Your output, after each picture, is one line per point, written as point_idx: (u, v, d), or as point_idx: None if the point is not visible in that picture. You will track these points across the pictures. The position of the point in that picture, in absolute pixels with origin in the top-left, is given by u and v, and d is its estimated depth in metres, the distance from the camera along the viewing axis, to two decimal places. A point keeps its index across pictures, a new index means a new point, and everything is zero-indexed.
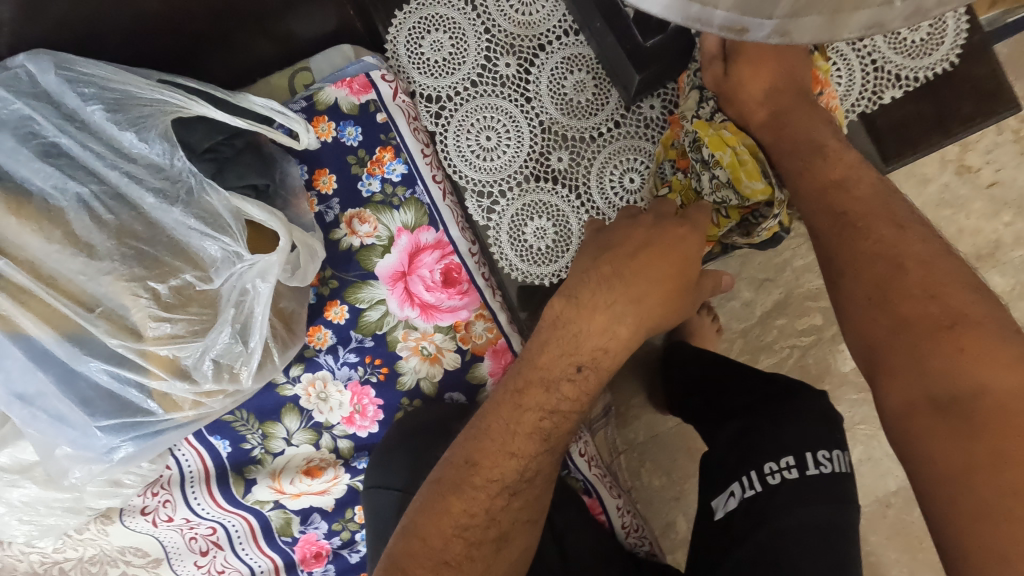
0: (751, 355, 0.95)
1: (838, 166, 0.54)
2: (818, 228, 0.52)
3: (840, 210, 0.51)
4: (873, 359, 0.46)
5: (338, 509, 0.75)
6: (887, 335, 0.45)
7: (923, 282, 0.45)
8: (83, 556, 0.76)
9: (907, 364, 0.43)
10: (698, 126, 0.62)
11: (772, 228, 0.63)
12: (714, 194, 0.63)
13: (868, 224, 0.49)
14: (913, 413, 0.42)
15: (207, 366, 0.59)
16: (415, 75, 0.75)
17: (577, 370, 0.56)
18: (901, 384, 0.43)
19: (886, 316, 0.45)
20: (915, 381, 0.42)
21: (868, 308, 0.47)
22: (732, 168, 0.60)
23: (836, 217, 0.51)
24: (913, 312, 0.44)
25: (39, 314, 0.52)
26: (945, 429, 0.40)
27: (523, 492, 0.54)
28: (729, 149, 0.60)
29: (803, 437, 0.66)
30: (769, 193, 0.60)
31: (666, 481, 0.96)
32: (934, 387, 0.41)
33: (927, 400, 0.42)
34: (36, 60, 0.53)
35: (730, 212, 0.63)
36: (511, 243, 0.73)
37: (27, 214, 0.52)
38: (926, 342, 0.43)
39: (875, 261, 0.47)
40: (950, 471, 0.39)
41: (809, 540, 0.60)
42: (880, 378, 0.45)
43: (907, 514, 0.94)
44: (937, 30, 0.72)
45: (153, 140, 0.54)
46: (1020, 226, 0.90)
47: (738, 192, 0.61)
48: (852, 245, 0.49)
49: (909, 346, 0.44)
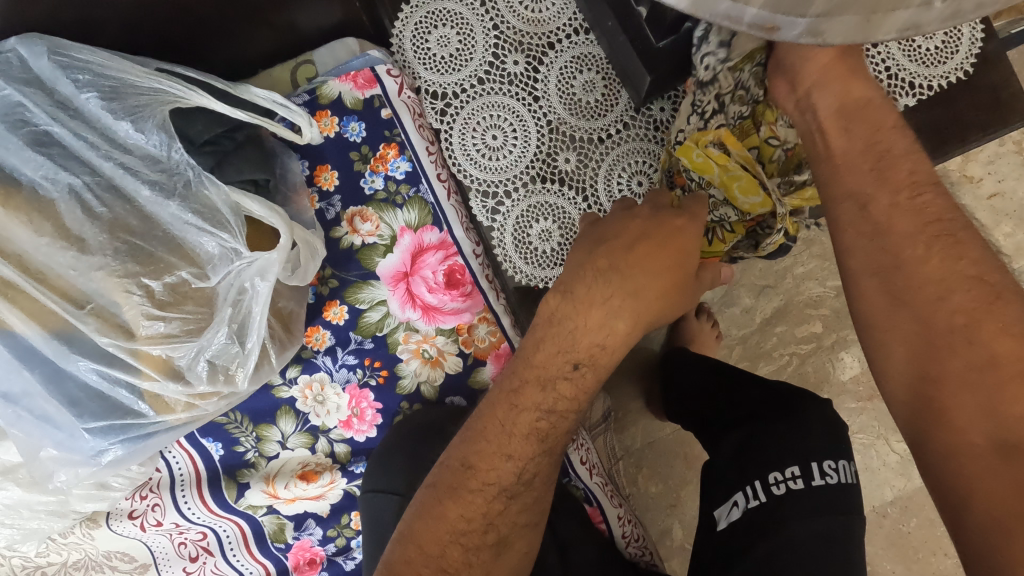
0: (750, 361, 0.94)
1: (922, 165, 0.49)
2: (894, 229, 0.47)
3: (937, 216, 0.46)
4: (925, 391, 0.43)
5: (333, 515, 0.73)
6: (957, 368, 0.42)
7: (1010, 319, 0.42)
8: (67, 561, 0.73)
9: (971, 405, 0.41)
10: (682, 150, 0.61)
11: (778, 240, 0.62)
12: (714, 211, 0.63)
13: (967, 242, 0.45)
14: (969, 456, 0.40)
15: (201, 366, 0.57)
16: (421, 71, 0.73)
17: (572, 368, 0.53)
18: (960, 426, 0.41)
19: (969, 350, 0.42)
20: (977, 424, 0.40)
21: (938, 338, 0.43)
22: (727, 185, 0.60)
23: (926, 224, 0.46)
24: (1006, 352, 0.41)
25: (28, 310, 0.50)
26: (1003, 476, 0.38)
27: (521, 496, 0.52)
28: (718, 168, 0.60)
29: (806, 446, 0.65)
30: (769, 205, 0.59)
31: (663, 487, 0.95)
32: (1001, 432, 0.39)
33: (989, 445, 0.39)
34: (28, 43, 0.51)
35: (735, 227, 0.63)
36: (516, 246, 0.70)
37: (15, 205, 0.49)
38: (1010, 386, 0.40)
39: (971, 284, 0.44)
40: (1002, 518, 0.37)
41: (817, 552, 0.58)
42: (930, 415, 0.43)
43: (903, 524, 0.93)
44: (951, 38, 0.71)
45: (149, 131, 0.53)
46: (1020, 237, 0.89)
47: (736, 208, 0.62)
48: (941, 263, 0.45)
49: (982, 384, 0.41)
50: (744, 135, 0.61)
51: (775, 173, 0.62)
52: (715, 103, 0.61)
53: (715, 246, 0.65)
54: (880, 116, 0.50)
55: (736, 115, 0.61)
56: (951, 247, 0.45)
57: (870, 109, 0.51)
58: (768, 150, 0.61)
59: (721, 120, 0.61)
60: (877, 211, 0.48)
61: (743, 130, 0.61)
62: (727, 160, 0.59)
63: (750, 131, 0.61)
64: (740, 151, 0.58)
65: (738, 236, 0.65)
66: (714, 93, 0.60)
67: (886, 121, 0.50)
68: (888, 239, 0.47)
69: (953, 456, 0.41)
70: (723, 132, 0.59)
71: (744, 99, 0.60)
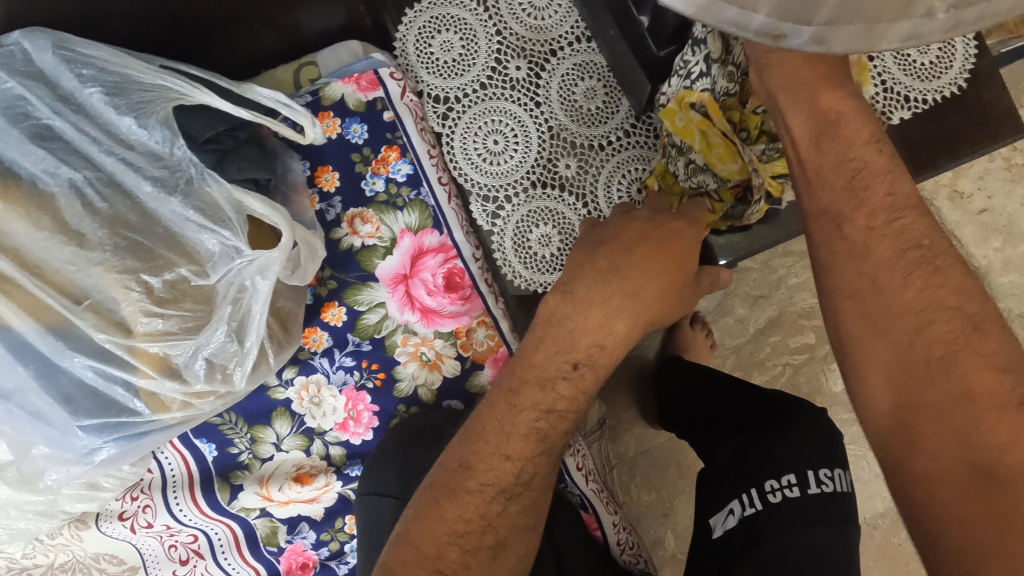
0: (744, 371, 0.94)
1: (901, 185, 0.46)
2: (872, 253, 0.45)
3: (917, 241, 0.44)
4: (901, 417, 0.41)
5: (328, 518, 0.72)
6: (934, 398, 0.40)
7: (988, 352, 0.40)
8: (54, 563, 0.72)
9: (944, 430, 0.39)
10: (665, 114, 0.61)
11: (762, 208, 0.62)
12: (691, 179, 0.62)
13: (947, 268, 0.43)
14: (941, 483, 0.38)
15: (198, 365, 0.56)
16: (423, 75, 0.73)
17: (572, 367, 0.53)
18: (933, 452, 0.39)
19: (946, 380, 0.40)
20: (951, 451, 0.38)
21: (915, 367, 0.41)
22: (705, 152, 0.59)
23: (904, 250, 0.44)
24: (982, 384, 0.39)
25: (23, 305, 0.50)
26: (979, 500, 0.36)
27: (520, 497, 0.51)
28: (699, 135, 0.59)
29: (802, 454, 0.64)
30: (747, 172, 0.58)
31: (655, 496, 0.94)
32: (976, 457, 0.37)
33: (964, 472, 0.37)
34: (32, 38, 0.51)
35: (722, 195, 0.62)
36: (515, 250, 0.70)
37: (14, 199, 0.48)
38: (986, 416, 0.38)
39: (951, 315, 0.41)
40: (979, 553, 0.35)
41: (811, 561, 0.58)
42: (902, 438, 0.41)
43: (894, 535, 0.93)
44: (945, 54, 0.73)
45: (153, 127, 0.52)
46: (1009, 251, 0.91)
47: (716, 175, 0.60)
48: (924, 291, 0.42)
49: (958, 413, 0.39)
50: (728, 112, 0.59)
51: (761, 139, 0.61)
52: (702, 65, 0.59)
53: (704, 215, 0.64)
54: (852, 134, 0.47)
55: (723, 91, 0.58)
56: (929, 274, 0.43)
57: (851, 124, 0.47)
58: (753, 122, 0.60)
59: (708, 83, 0.59)
60: (855, 232, 0.46)
61: (729, 105, 0.59)
62: (708, 126, 0.58)
63: (734, 108, 0.59)
64: (720, 119, 0.57)
65: (726, 205, 0.63)
66: (702, 54, 0.58)
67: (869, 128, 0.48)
68: (866, 263, 0.45)
69: (927, 482, 0.39)
70: (706, 95, 0.58)
71: (733, 75, 0.57)
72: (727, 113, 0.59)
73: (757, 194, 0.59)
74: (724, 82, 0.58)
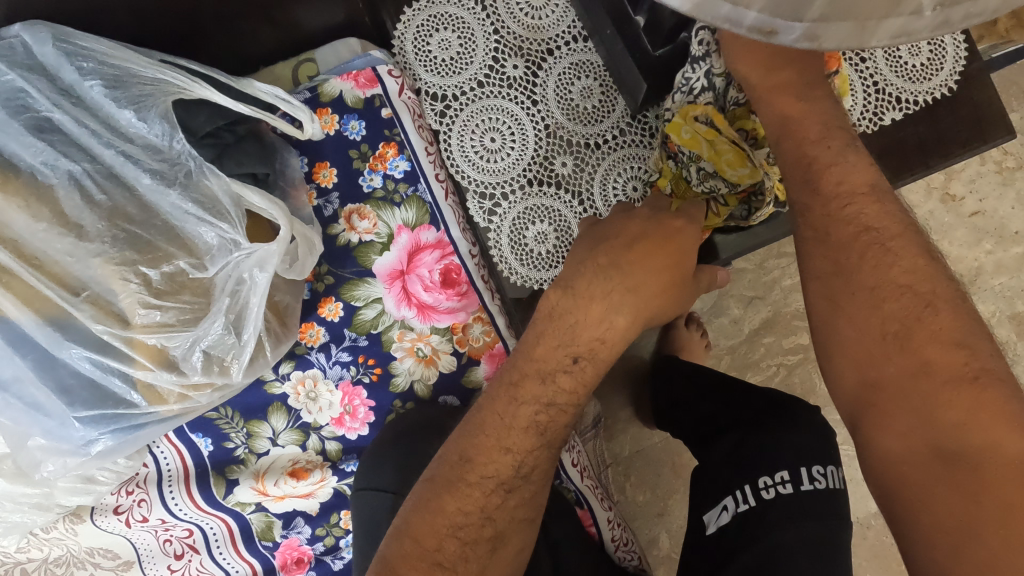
0: (739, 371, 0.95)
1: (853, 173, 0.47)
2: (831, 237, 0.46)
3: (865, 226, 0.45)
4: (869, 398, 0.43)
5: (323, 513, 0.72)
6: (893, 375, 0.42)
7: (940, 329, 0.41)
8: (48, 557, 0.72)
9: (908, 410, 0.41)
10: (671, 127, 0.61)
11: (770, 211, 0.62)
12: (702, 185, 0.62)
13: (900, 249, 0.44)
14: (906, 463, 0.40)
15: (196, 357, 0.56)
16: (421, 73, 0.74)
17: (572, 361, 0.54)
18: (899, 432, 0.41)
19: (903, 357, 0.42)
20: (915, 431, 0.40)
21: (876, 349, 0.43)
22: (714, 161, 0.59)
23: (858, 232, 0.45)
24: (938, 359, 0.40)
25: (21, 296, 0.50)
26: (944, 480, 0.38)
27: (519, 490, 0.52)
28: (706, 144, 0.59)
29: (795, 452, 0.65)
30: (757, 177, 0.59)
31: (650, 496, 0.95)
32: (937, 438, 0.39)
33: (928, 452, 0.39)
34: (32, 30, 0.51)
35: (728, 199, 0.62)
36: (512, 247, 0.70)
37: (14, 191, 0.49)
38: (943, 396, 0.40)
39: (902, 292, 0.43)
40: (946, 531, 0.37)
41: (802, 555, 0.58)
42: (871, 419, 0.42)
43: (886, 536, 0.93)
44: (936, 56, 0.74)
45: (152, 120, 0.53)
46: (1001, 254, 0.92)
47: (726, 181, 0.60)
48: (876, 271, 0.44)
49: (918, 392, 0.41)
50: (738, 121, 0.60)
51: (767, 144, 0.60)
52: (703, 80, 0.60)
53: (710, 221, 0.64)
54: (812, 128, 0.49)
55: (732, 102, 0.60)
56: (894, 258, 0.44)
57: (803, 122, 0.49)
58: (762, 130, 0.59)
59: (711, 97, 0.61)
60: (815, 220, 0.47)
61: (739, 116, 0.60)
62: (715, 134, 0.58)
63: (744, 117, 0.60)
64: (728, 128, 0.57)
65: (733, 208, 0.63)
66: (704, 69, 0.60)
67: (848, 130, 0.49)
68: (829, 245, 0.46)
69: (895, 464, 0.40)
70: (711, 107, 0.58)
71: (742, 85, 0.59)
72: (736, 123, 0.60)
73: (767, 196, 0.60)
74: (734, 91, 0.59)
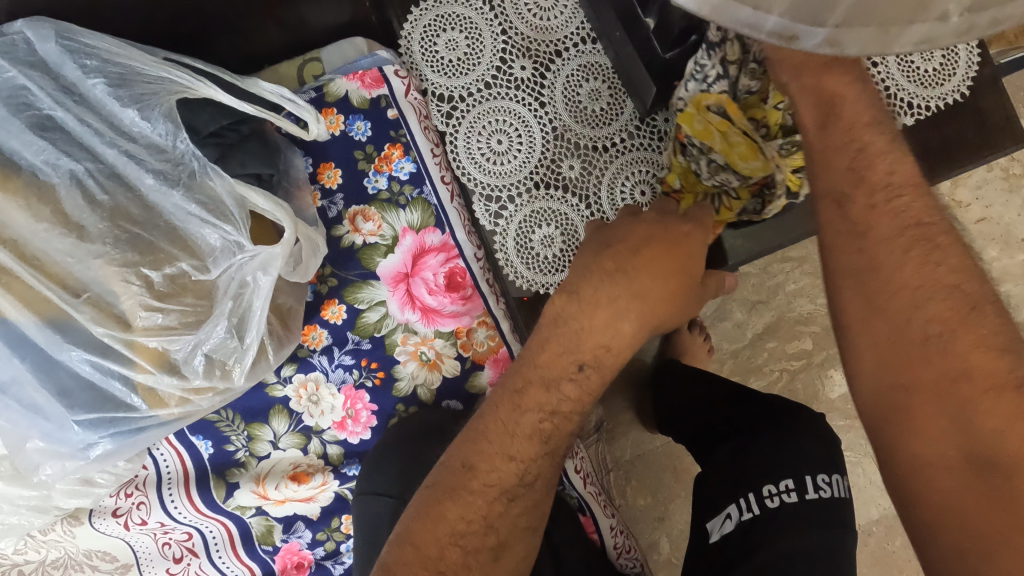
0: (741, 376, 0.94)
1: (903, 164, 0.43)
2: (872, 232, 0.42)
3: (916, 219, 0.41)
4: (896, 402, 0.40)
5: (323, 517, 0.72)
6: (930, 378, 0.39)
7: (984, 333, 0.39)
8: (45, 560, 0.71)
9: (942, 416, 0.38)
10: (684, 118, 0.59)
11: (781, 203, 0.62)
12: (713, 178, 0.61)
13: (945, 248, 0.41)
14: (937, 469, 0.38)
15: (198, 361, 0.56)
16: (427, 73, 0.72)
17: (578, 368, 0.53)
18: (930, 438, 0.38)
19: (942, 362, 0.39)
20: (948, 435, 0.38)
21: (906, 349, 0.40)
22: (726, 153, 0.58)
23: (904, 221, 0.42)
24: (979, 365, 0.38)
25: (21, 296, 0.49)
26: (982, 491, 0.36)
27: (522, 498, 0.51)
28: (718, 136, 0.57)
29: (801, 460, 0.64)
30: (769, 170, 0.58)
31: (651, 500, 0.94)
32: (973, 446, 0.37)
33: (959, 458, 0.37)
34: (35, 26, 0.50)
35: (740, 193, 0.62)
36: (518, 250, 0.69)
37: (14, 190, 0.48)
38: (982, 401, 0.37)
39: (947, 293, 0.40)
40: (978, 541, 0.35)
41: (807, 564, 0.58)
42: (900, 420, 0.40)
43: (888, 543, 0.93)
44: (948, 61, 0.73)
45: (156, 120, 0.51)
46: (1006, 261, 0.91)
47: (737, 174, 0.59)
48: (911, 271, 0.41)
49: (956, 397, 0.38)
50: (750, 110, 0.58)
51: (779, 133, 0.58)
52: (718, 68, 0.56)
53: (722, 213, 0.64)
54: None
55: (744, 89, 0.56)
56: (927, 254, 0.41)
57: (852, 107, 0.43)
58: (775, 118, 0.57)
59: (726, 86, 0.56)
60: (855, 211, 0.43)
61: (750, 104, 0.57)
62: (728, 126, 0.56)
63: (756, 106, 0.57)
64: (741, 119, 0.55)
65: (745, 201, 0.63)
66: (718, 57, 0.55)
67: None
68: (866, 243, 0.42)
69: (923, 468, 0.38)
70: (724, 97, 0.55)
71: (756, 72, 0.55)
72: (748, 111, 0.58)
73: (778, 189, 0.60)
74: (750, 78, 0.55)
